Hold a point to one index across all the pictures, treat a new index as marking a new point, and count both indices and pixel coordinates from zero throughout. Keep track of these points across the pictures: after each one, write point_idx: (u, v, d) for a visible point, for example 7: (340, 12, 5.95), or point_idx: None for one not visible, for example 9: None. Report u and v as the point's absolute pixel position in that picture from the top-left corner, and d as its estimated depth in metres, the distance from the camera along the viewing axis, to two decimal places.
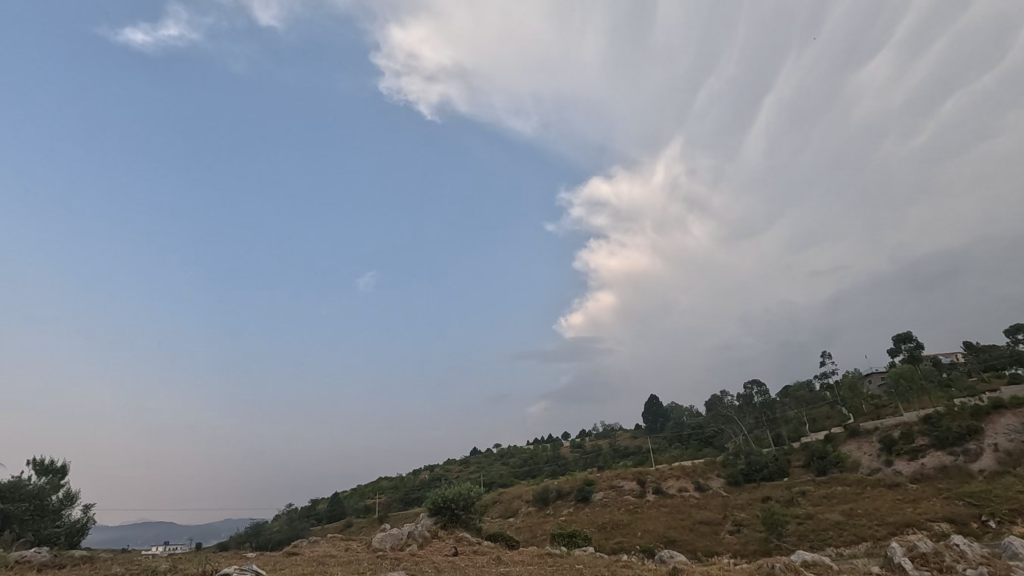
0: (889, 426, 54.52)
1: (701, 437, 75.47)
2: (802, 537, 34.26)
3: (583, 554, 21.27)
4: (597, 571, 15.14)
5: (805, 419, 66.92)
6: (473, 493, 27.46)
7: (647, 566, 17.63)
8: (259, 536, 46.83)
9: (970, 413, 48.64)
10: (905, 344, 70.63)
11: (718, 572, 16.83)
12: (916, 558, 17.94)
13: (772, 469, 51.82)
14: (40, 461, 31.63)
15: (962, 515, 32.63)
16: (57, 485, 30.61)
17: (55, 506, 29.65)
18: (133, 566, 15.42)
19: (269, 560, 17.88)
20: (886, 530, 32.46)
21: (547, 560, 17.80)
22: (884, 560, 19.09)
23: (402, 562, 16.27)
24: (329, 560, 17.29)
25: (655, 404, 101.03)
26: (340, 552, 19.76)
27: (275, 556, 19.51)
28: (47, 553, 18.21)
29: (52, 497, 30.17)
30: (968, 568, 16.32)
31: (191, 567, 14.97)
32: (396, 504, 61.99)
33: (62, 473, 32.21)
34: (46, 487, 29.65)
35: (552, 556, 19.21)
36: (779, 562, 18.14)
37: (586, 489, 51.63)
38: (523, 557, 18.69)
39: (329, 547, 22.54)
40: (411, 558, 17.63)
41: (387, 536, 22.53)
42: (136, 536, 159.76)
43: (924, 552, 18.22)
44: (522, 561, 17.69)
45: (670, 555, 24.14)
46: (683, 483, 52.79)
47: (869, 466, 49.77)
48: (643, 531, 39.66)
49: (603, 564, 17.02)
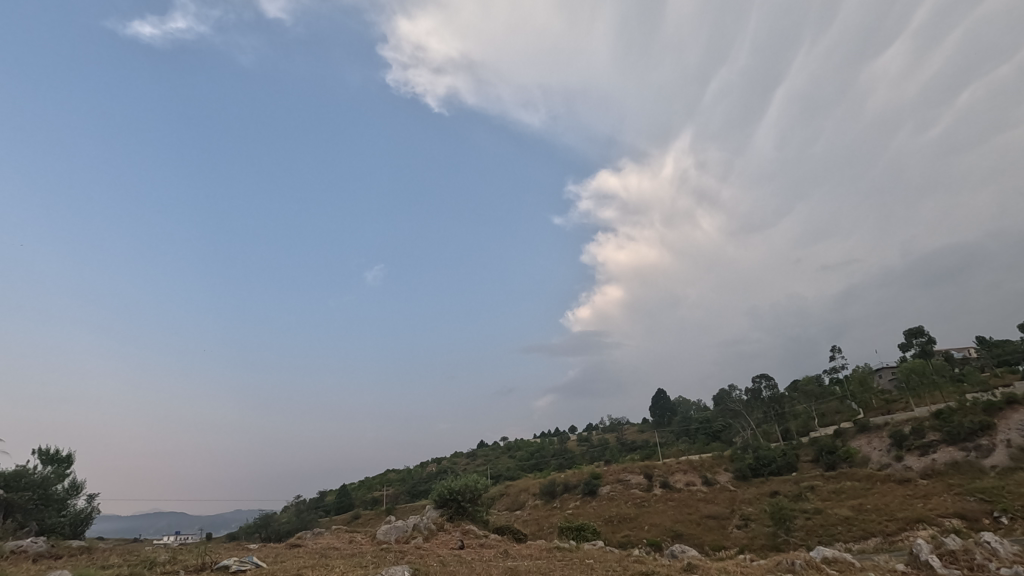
0: (899, 421, 54.07)
1: (709, 432, 75.19)
2: (811, 531, 34.06)
3: (593, 549, 21.24)
4: (609, 568, 14.89)
5: (814, 414, 66.55)
6: (480, 485, 27.44)
7: (661, 562, 17.49)
8: (268, 527, 47.11)
9: (983, 408, 48.05)
10: (916, 339, 69.95)
11: (736, 569, 16.69)
12: (945, 556, 17.61)
13: (780, 464, 51.46)
14: (45, 450, 31.90)
15: (973, 511, 32.29)
16: (62, 474, 30.82)
17: (61, 495, 29.85)
18: (134, 556, 15.57)
19: (270, 551, 17.97)
20: (895, 526, 32.24)
21: (557, 554, 17.68)
22: (908, 557, 18.73)
23: (406, 556, 16.23)
24: (331, 553, 17.24)
25: (662, 398, 100.79)
26: (343, 545, 19.75)
27: (277, 548, 19.43)
28: (45, 542, 18.25)
29: (58, 487, 30.44)
30: (1003, 568, 15.99)
31: (191, 558, 14.95)
32: (403, 497, 62.32)
33: (68, 463, 32.50)
34: (52, 477, 29.81)
35: (561, 550, 19.16)
36: (799, 559, 18.03)
37: (593, 482, 51.65)
38: (532, 551, 18.63)
39: (333, 539, 22.51)
40: (416, 551, 17.60)
41: (392, 527, 22.57)
42: (150, 525, 160.54)
43: (952, 550, 17.91)
44: (531, 554, 17.79)
45: (682, 550, 24.03)
46: (690, 477, 52.71)
47: (879, 462, 49.43)
48: (650, 525, 39.65)
49: (614, 560, 16.95)
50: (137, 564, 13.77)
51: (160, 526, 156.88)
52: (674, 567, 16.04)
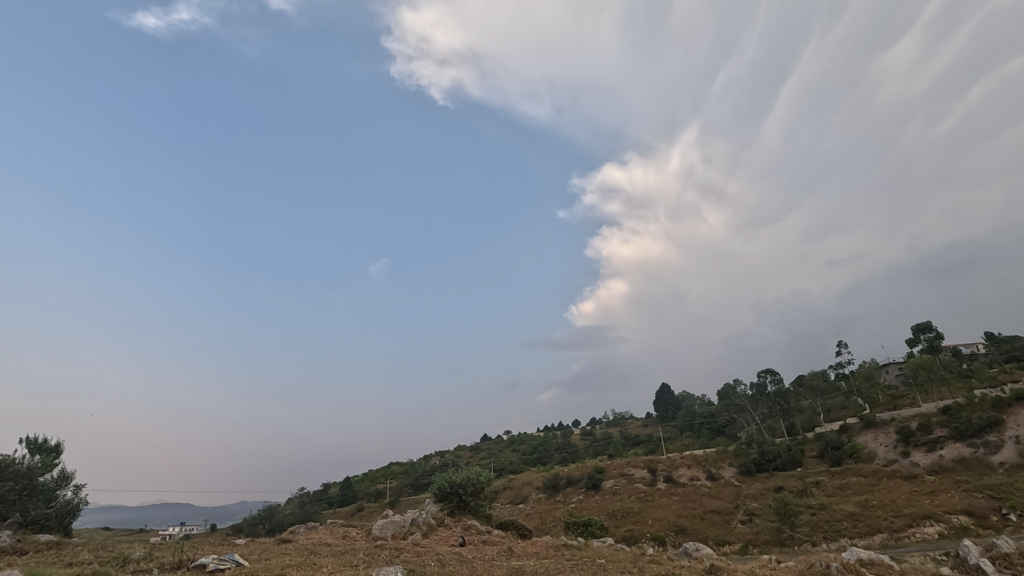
0: (906, 417, 53.61)
1: (713, 427, 74.85)
2: (816, 527, 33.75)
3: (603, 547, 20.94)
4: (627, 570, 14.40)
5: (819, 409, 65.95)
6: (482, 479, 27.17)
7: (680, 564, 16.94)
8: (271, 519, 47.09)
9: (991, 404, 47.61)
10: (924, 334, 69.35)
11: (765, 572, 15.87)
12: (999, 561, 17.07)
13: (785, 459, 51.16)
14: (33, 439, 31.59)
15: (981, 507, 31.89)
16: (49, 465, 30.59)
17: (48, 486, 29.56)
18: (105, 554, 15.06)
19: (257, 548, 17.68)
20: (902, 521, 31.92)
21: (565, 554, 17.36)
22: (955, 560, 18.07)
23: (402, 554, 15.86)
24: (321, 550, 16.91)
25: (666, 392, 100.55)
26: (336, 541, 19.44)
27: (267, 544, 19.07)
28: (9, 538, 17.89)
29: (44, 477, 30.19)
30: None
31: (168, 555, 14.55)
32: (406, 489, 62.33)
33: (56, 452, 32.28)
34: (37, 467, 29.65)
35: (569, 549, 19.02)
36: (836, 562, 16.48)
37: (596, 476, 51.43)
38: (539, 549, 18.31)
39: (327, 534, 22.32)
40: (414, 549, 17.28)
41: (388, 523, 22.32)
42: (157, 516, 160.13)
43: (1007, 553, 17.37)
44: (536, 553, 17.42)
45: (695, 547, 23.12)
46: (694, 472, 52.42)
47: (885, 458, 49.01)
48: (654, 519, 39.44)
49: (629, 560, 16.49)
50: (110, 562, 13.44)
51: (165, 517, 157.65)
52: (689, 569, 15.58)
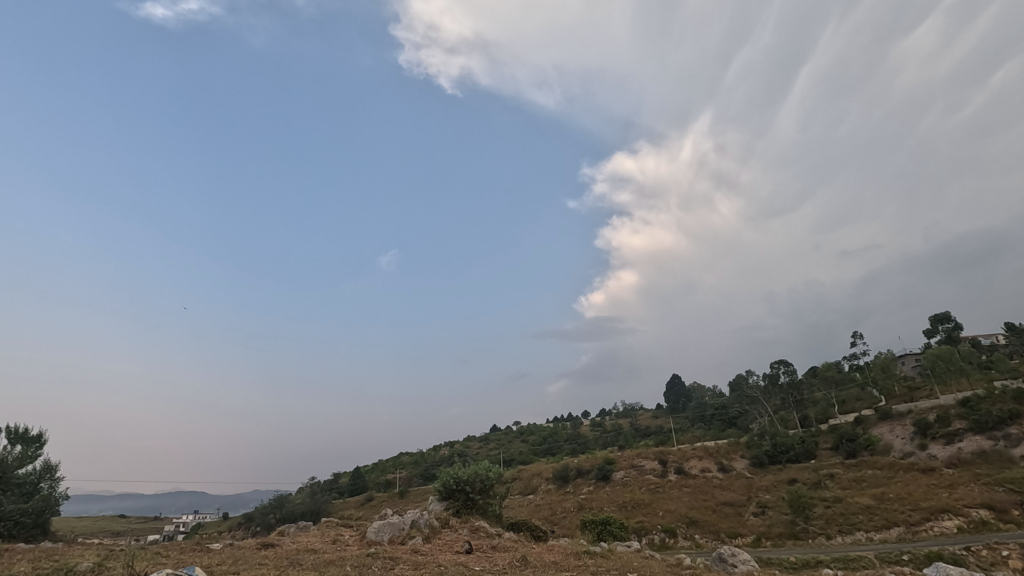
0: (923, 409, 52.67)
1: (725, 419, 74.20)
2: (830, 520, 33.11)
3: (627, 553, 20.43)
4: None
5: (833, 400, 64.99)
6: (491, 475, 26.70)
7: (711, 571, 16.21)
8: (282, 508, 47.19)
9: (1013, 396, 46.47)
10: (942, 325, 68.07)
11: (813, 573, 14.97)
12: None
13: (799, 452, 50.41)
14: (14, 429, 30.96)
15: (1001, 502, 31.02)
16: (21, 459, 29.80)
17: (26, 479, 29.29)
18: (54, 563, 13.74)
19: (236, 556, 16.82)
20: (920, 515, 31.09)
21: (585, 563, 16.65)
22: None
23: (396, 565, 15.16)
24: (305, 559, 16.03)
25: (678, 384, 99.81)
26: (325, 546, 19.03)
27: (249, 549, 18.47)
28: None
29: (19, 470, 29.49)
30: None
31: (123, 564, 13.21)
32: (416, 479, 62.66)
33: (39, 442, 31.61)
34: (10, 461, 29.07)
35: (590, 556, 18.25)
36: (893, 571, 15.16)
37: (607, 467, 51.11)
38: (556, 556, 17.72)
39: (323, 536, 21.85)
40: (410, 558, 16.56)
41: (385, 526, 21.77)
42: (171, 506, 150.12)
43: None
44: (551, 560, 16.75)
45: (732, 552, 19.88)
46: (706, 464, 51.82)
47: (902, 450, 48.04)
48: (665, 511, 38.94)
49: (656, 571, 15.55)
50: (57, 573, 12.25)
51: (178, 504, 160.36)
52: None
